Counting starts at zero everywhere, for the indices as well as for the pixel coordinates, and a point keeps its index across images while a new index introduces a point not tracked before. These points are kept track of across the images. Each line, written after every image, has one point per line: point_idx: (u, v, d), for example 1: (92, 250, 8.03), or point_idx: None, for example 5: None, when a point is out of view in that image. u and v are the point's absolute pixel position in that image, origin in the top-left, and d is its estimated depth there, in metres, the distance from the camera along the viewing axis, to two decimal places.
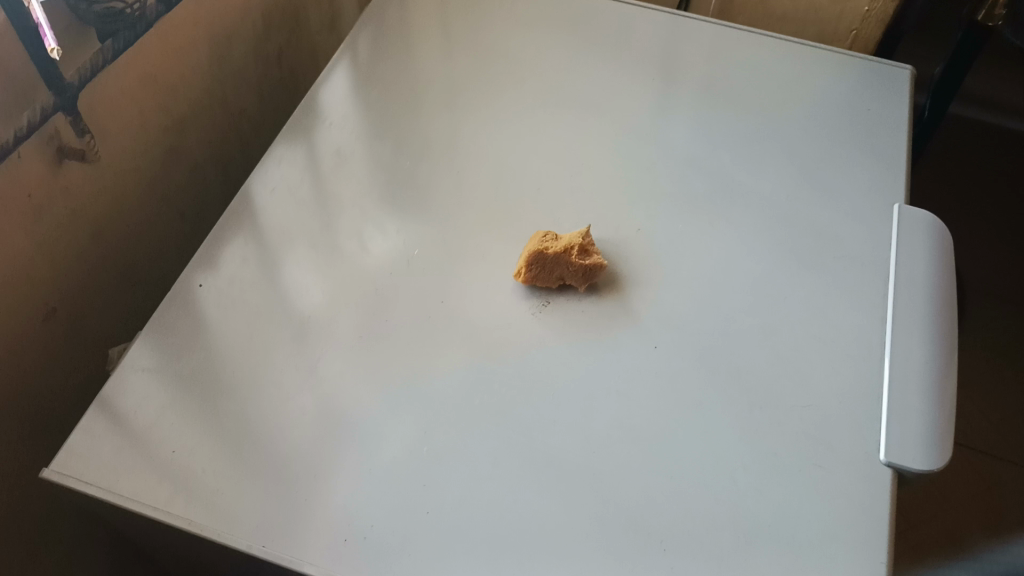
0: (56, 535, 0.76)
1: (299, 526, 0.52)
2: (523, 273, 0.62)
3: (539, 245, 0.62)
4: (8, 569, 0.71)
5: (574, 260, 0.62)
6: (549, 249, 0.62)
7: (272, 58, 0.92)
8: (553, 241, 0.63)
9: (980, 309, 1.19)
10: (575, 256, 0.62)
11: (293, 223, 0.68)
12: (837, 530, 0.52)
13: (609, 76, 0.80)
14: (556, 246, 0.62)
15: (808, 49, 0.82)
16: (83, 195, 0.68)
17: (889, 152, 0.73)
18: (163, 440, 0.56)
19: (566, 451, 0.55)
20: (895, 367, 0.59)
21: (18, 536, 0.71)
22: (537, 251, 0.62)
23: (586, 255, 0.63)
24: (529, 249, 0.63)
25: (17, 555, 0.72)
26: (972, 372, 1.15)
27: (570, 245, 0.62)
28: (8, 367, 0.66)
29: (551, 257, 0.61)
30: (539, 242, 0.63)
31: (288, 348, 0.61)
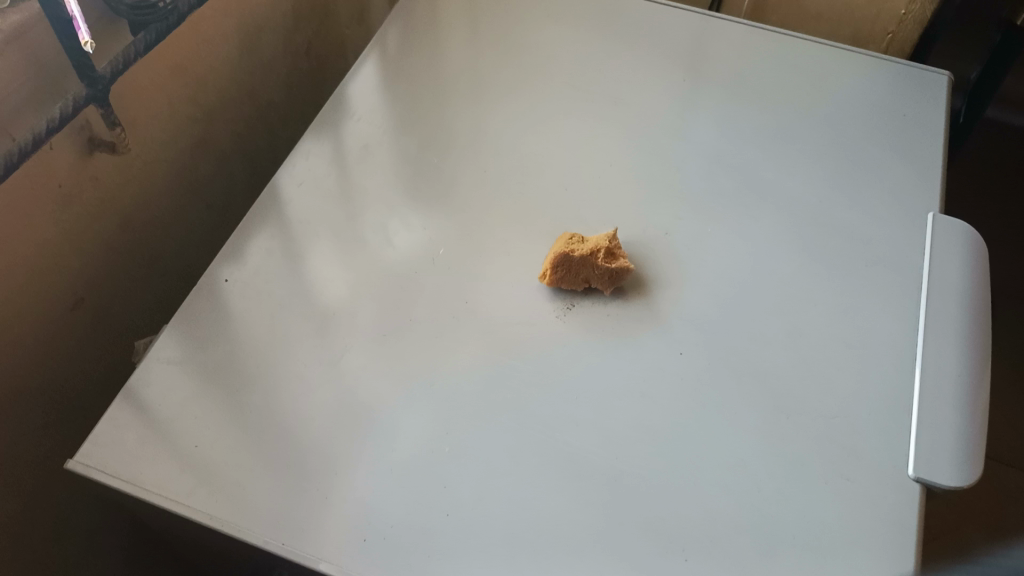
0: (78, 519, 0.77)
1: (316, 522, 0.52)
2: (547, 276, 0.62)
3: (565, 247, 0.62)
4: (31, 552, 0.72)
5: (599, 263, 0.61)
6: (574, 251, 0.61)
7: (300, 49, 0.92)
8: (579, 243, 0.62)
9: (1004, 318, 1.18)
10: (601, 259, 0.61)
11: (318, 217, 0.68)
12: (861, 542, 0.51)
13: (638, 74, 0.79)
14: (582, 248, 0.61)
15: (842, 50, 0.81)
16: (111, 184, 0.69)
17: (924, 157, 0.71)
18: (185, 432, 0.56)
19: (586, 454, 0.55)
20: (926, 380, 0.58)
21: (41, 519, 0.72)
22: (563, 252, 0.61)
23: (612, 258, 0.62)
24: (554, 251, 0.62)
25: (39, 538, 0.73)
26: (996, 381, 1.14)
27: (596, 248, 0.61)
28: (35, 353, 0.66)
29: (576, 259, 0.61)
30: (564, 244, 0.62)
31: (310, 342, 0.61)
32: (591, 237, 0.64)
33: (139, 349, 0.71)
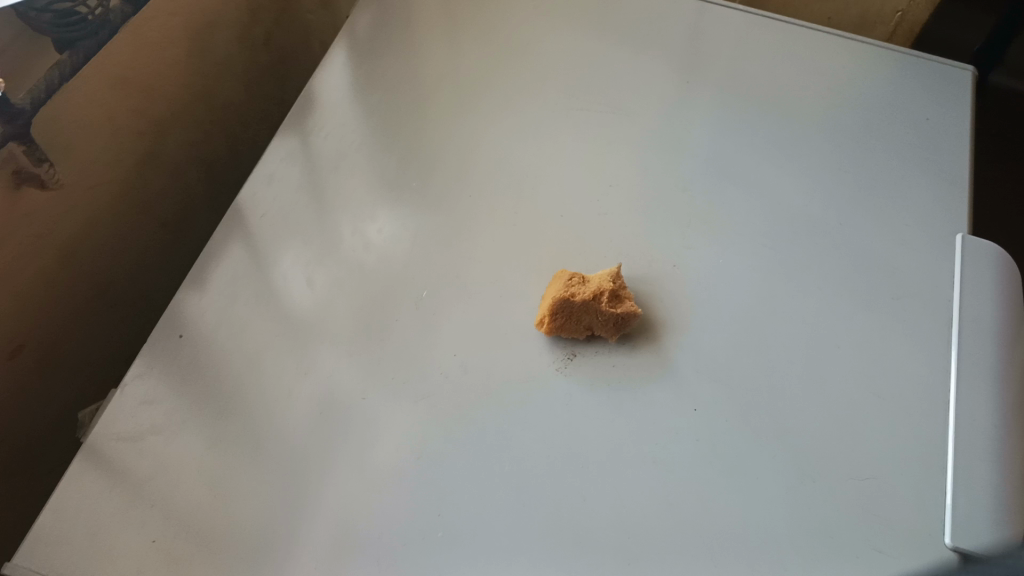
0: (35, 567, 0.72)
1: (306, 535, 0.50)
2: (546, 328, 0.56)
3: (562, 292, 0.56)
4: None
5: (604, 308, 0.55)
6: (575, 295, 0.55)
7: (258, 42, 0.83)
8: (578, 286, 0.56)
9: None
10: (605, 303, 0.55)
11: (287, 248, 0.61)
12: (872, 565, 0.49)
13: (636, 74, 0.72)
14: (583, 291, 0.55)
15: (856, 43, 0.74)
16: (47, 219, 0.61)
17: (953, 169, 0.66)
18: (142, 523, 0.50)
19: (595, 531, 0.50)
20: (962, 434, 0.53)
21: None
22: (561, 297, 0.55)
23: (617, 301, 0.56)
24: (551, 295, 0.56)
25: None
26: None
27: (599, 291, 0.56)
28: None
29: (575, 307, 0.55)
30: (561, 289, 0.56)
31: (282, 404, 0.54)
32: (593, 275, 0.59)
33: (88, 418, 0.65)
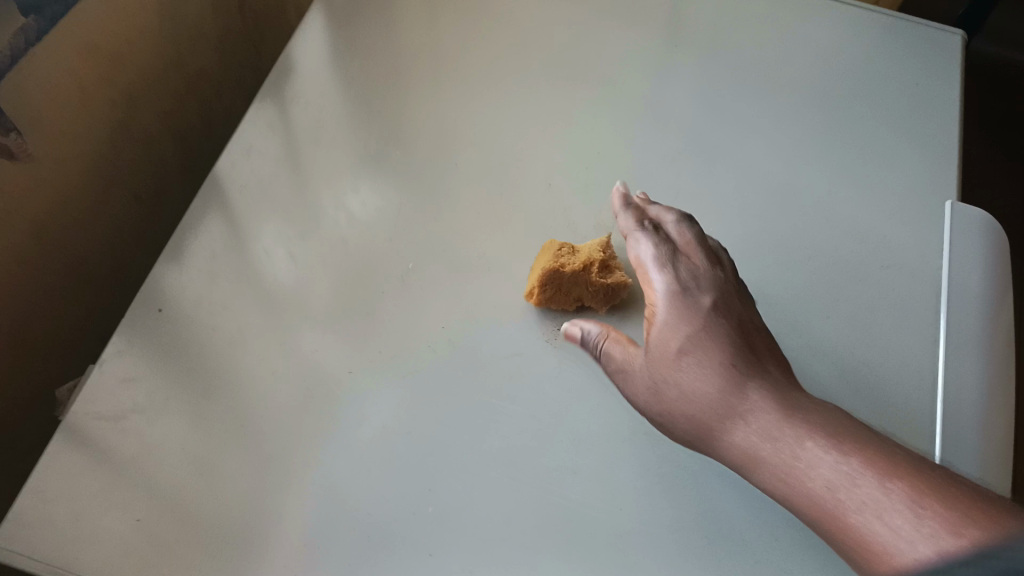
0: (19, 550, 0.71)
1: (294, 516, 0.49)
2: (535, 297, 0.55)
3: (553, 261, 0.55)
4: None
5: (594, 279, 0.55)
6: (565, 266, 0.55)
7: (231, 8, 0.80)
8: (569, 255, 0.56)
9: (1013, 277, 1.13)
10: (595, 274, 0.55)
11: (266, 223, 0.60)
12: None
13: (621, 40, 0.71)
14: (573, 262, 0.55)
15: (843, 10, 0.73)
16: (16, 193, 0.59)
17: (940, 137, 0.65)
18: (127, 503, 0.49)
19: (588, 507, 0.49)
20: (951, 405, 0.53)
21: None
22: (551, 268, 0.55)
23: (607, 272, 0.56)
24: (540, 266, 0.55)
25: None
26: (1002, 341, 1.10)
27: (590, 262, 0.55)
28: None
29: (566, 278, 0.55)
30: (552, 257, 0.55)
31: (265, 382, 0.53)
32: (582, 245, 0.58)
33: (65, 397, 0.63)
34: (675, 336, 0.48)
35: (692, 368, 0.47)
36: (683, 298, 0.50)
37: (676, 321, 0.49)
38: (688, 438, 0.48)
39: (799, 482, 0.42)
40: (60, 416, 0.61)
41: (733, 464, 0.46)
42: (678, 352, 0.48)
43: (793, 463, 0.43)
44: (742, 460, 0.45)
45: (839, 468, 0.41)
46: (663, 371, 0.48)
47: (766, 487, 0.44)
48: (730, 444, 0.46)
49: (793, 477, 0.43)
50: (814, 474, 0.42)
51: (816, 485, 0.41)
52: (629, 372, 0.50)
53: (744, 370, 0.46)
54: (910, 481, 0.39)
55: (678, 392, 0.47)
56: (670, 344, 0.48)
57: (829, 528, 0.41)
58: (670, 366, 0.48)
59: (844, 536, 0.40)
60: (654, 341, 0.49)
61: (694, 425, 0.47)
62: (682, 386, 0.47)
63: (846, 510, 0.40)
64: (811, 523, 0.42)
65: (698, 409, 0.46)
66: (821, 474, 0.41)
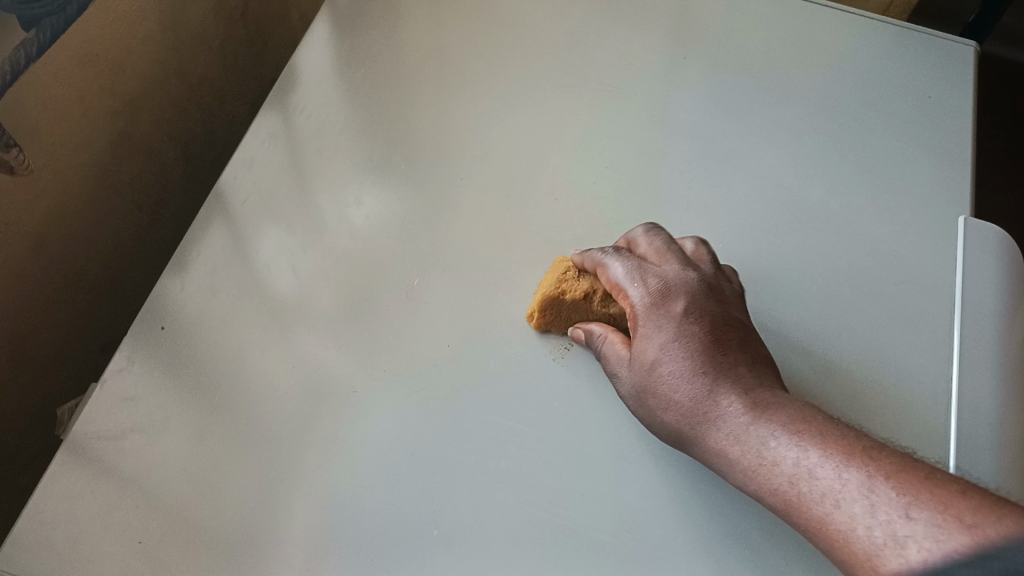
0: None
1: (292, 538, 0.48)
2: (535, 323, 0.55)
3: (554, 288, 0.54)
4: None
5: (595, 307, 0.55)
6: (566, 294, 0.54)
7: (234, 15, 0.79)
8: (571, 280, 0.55)
9: None
10: (596, 302, 0.55)
11: (268, 235, 0.59)
12: None
13: (628, 49, 0.70)
14: (575, 290, 0.54)
15: (853, 18, 0.72)
16: (15, 205, 0.58)
17: (954, 149, 0.64)
18: (128, 521, 0.48)
19: (596, 530, 0.49)
20: (967, 424, 0.52)
21: None
22: (551, 295, 0.54)
23: (611, 298, 0.56)
24: (542, 290, 0.55)
25: None
26: None
27: (593, 289, 0.55)
28: None
29: (566, 306, 0.54)
30: (554, 283, 0.55)
31: (267, 399, 0.52)
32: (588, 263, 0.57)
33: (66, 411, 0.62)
34: (650, 346, 0.48)
35: (667, 375, 0.47)
36: (657, 306, 0.49)
37: (651, 330, 0.48)
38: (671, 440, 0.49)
39: (773, 487, 0.43)
40: (61, 431, 0.61)
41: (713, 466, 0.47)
42: (653, 364, 0.48)
43: (767, 468, 0.44)
44: (719, 465, 0.46)
45: (810, 473, 0.42)
46: (643, 380, 0.48)
47: (739, 487, 0.45)
48: (706, 446, 0.46)
49: (766, 480, 0.44)
50: (788, 480, 0.43)
51: (790, 490, 0.43)
52: (617, 378, 0.51)
53: (716, 376, 0.47)
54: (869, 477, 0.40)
55: (656, 403, 0.48)
56: (646, 353, 0.48)
57: (797, 520, 0.42)
58: (647, 377, 0.48)
59: (816, 535, 0.42)
60: (634, 350, 0.49)
61: (672, 430, 0.48)
62: (659, 394, 0.47)
63: (821, 512, 0.41)
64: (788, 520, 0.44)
65: (675, 417, 0.47)
66: (795, 480, 0.42)
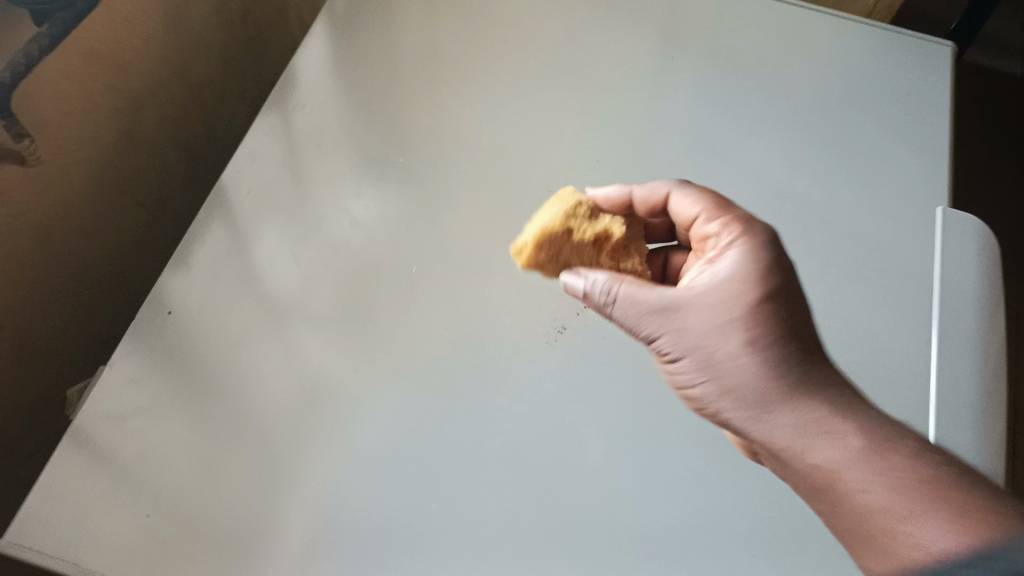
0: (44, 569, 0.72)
1: (288, 519, 0.50)
2: (533, 256, 0.54)
3: (563, 223, 0.53)
4: None
5: (602, 259, 0.54)
6: (575, 232, 0.53)
7: (235, 17, 0.81)
8: (583, 219, 0.54)
9: None
10: (605, 253, 0.54)
11: (269, 227, 0.61)
12: None
13: (620, 48, 0.72)
14: (586, 231, 0.53)
15: (837, 19, 0.74)
16: (24, 198, 0.59)
17: (933, 143, 0.67)
18: (137, 493, 0.50)
19: (589, 505, 0.51)
20: (944, 403, 0.55)
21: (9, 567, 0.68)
22: (559, 228, 0.53)
23: (622, 255, 0.54)
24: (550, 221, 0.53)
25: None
26: None
27: (607, 238, 0.53)
28: None
29: (569, 246, 0.53)
30: (563, 218, 0.53)
31: (268, 385, 0.54)
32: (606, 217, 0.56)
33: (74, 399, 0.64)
34: (749, 298, 0.46)
35: (731, 349, 0.45)
36: (762, 265, 0.47)
37: (754, 283, 0.46)
38: (715, 396, 0.46)
39: (851, 467, 0.42)
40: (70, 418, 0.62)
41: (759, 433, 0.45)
42: (748, 317, 0.45)
43: (854, 447, 0.42)
44: (778, 433, 0.44)
45: (902, 460, 0.41)
46: (723, 329, 0.45)
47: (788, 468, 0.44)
48: (755, 423, 0.45)
49: (846, 459, 0.42)
50: (875, 463, 0.41)
51: (871, 477, 0.41)
52: (675, 316, 0.46)
53: (797, 358, 0.45)
54: (958, 475, 0.41)
55: (720, 361, 0.45)
56: (721, 310, 0.46)
57: (843, 510, 0.42)
58: (717, 333, 0.45)
59: (872, 521, 0.41)
60: (718, 296, 0.46)
61: (738, 386, 0.45)
62: (738, 347, 0.45)
63: (902, 500, 0.40)
64: (833, 500, 0.42)
65: (750, 373, 0.45)
66: (883, 463, 0.41)
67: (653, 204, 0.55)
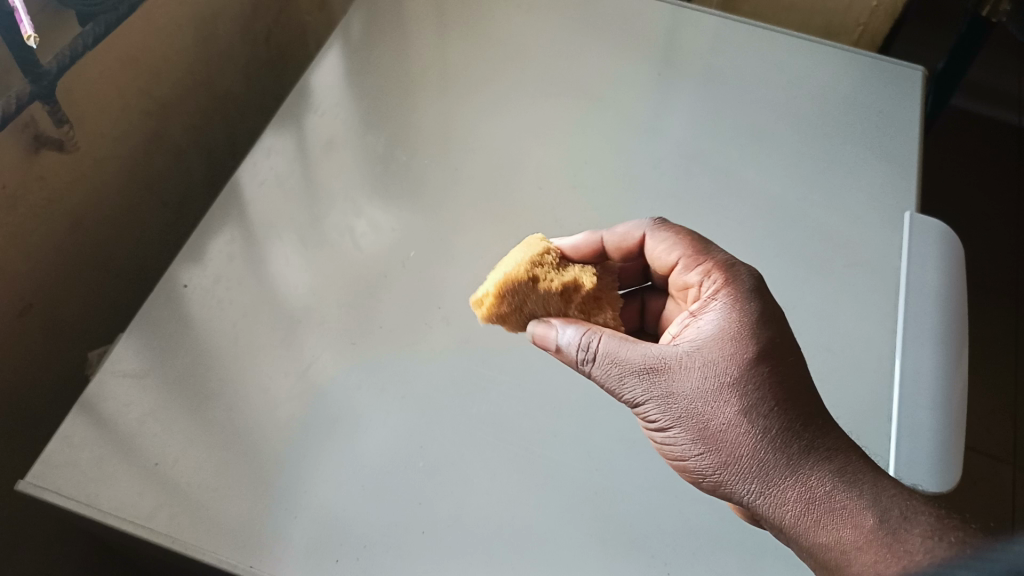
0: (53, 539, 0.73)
1: (289, 495, 0.52)
2: (493, 304, 0.53)
3: (527, 269, 0.53)
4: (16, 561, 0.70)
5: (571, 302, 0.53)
6: (541, 280, 0.52)
7: (259, 37, 0.88)
8: (550, 266, 0.53)
9: (999, 309, 1.17)
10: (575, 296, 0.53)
11: (282, 217, 0.65)
12: None
13: (613, 66, 0.77)
14: (551, 279, 0.52)
15: (815, 43, 0.80)
16: (60, 185, 0.65)
17: (901, 155, 0.72)
18: (148, 449, 0.54)
19: (568, 468, 0.55)
20: (906, 385, 0.58)
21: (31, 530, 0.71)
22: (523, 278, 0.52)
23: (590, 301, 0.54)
24: (513, 272, 0.53)
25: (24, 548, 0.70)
26: (996, 369, 1.13)
27: (573, 282, 0.53)
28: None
29: (535, 297, 0.52)
30: (528, 265, 0.53)
31: (274, 353, 0.58)
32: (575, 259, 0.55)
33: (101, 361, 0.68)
34: (736, 355, 0.46)
35: (719, 420, 0.45)
36: (746, 320, 0.47)
37: (743, 337, 0.46)
38: (702, 457, 0.46)
39: (833, 518, 0.42)
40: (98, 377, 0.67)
41: (745, 492, 0.46)
42: (734, 383, 0.45)
43: (836, 501, 0.43)
44: (763, 499, 0.45)
45: (881, 510, 0.42)
46: (709, 390, 0.45)
47: (776, 529, 0.45)
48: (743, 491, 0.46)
49: (828, 512, 0.43)
50: (856, 515, 0.42)
51: (849, 530, 0.42)
52: (662, 377, 0.47)
53: (787, 421, 0.45)
54: (931, 519, 0.41)
55: (708, 431, 0.46)
56: (705, 377, 0.46)
57: (825, 567, 0.43)
58: (703, 402, 0.46)
59: (853, 571, 0.41)
60: (707, 352, 0.46)
61: (730, 447, 0.45)
62: (725, 409, 0.45)
63: (883, 552, 0.41)
64: (817, 551, 0.43)
65: (736, 434, 0.45)
66: (864, 515, 0.42)
67: (627, 249, 0.55)
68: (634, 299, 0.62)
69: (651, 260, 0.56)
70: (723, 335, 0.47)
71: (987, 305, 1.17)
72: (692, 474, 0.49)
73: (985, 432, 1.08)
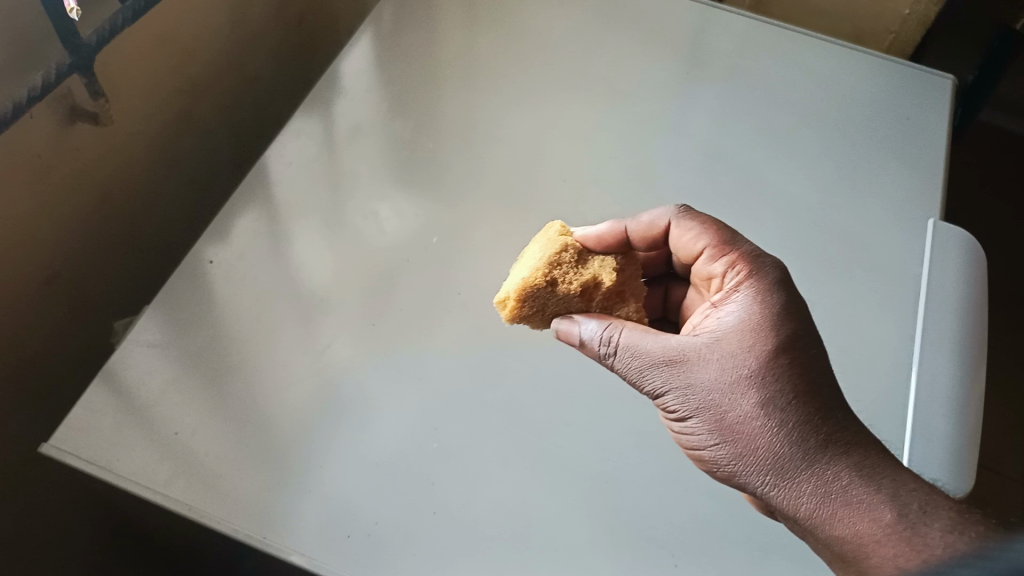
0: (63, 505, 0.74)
1: (305, 469, 0.53)
2: (514, 307, 0.53)
3: (545, 272, 0.52)
4: (29, 524, 0.71)
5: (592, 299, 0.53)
6: (559, 283, 0.52)
7: (290, 22, 0.89)
8: (568, 265, 0.53)
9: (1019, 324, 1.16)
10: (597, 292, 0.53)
11: (307, 200, 0.66)
12: None
13: (640, 63, 0.78)
14: (570, 282, 0.52)
15: (845, 48, 0.79)
16: (91, 158, 0.66)
17: (926, 162, 0.71)
18: (166, 419, 0.55)
19: (580, 458, 0.55)
20: (922, 391, 0.58)
21: (43, 495, 0.72)
22: (541, 283, 0.52)
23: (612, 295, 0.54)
24: (530, 276, 0.52)
25: (35, 512, 0.71)
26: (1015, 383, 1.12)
27: (592, 281, 0.53)
28: (23, 333, 0.65)
29: (554, 299, 0.52)
30: (545, 266, 0.52)
31: (294, 332, 0.59)
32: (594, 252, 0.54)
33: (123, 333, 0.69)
34: (757, 349, 0.46)
35: (737, 412, 0.45)
36: (767, 312, 0.47)
37: (763, 330, 0.47)
38: (719, 448, 0.47)
39: (850, 512, 0.43)
40: None
41: (759, 484, 0.46)
42: (754, 377, 0.45)
43: (853, 495, 0.43)
44: (780, 491, 0.45)
45: (901, 505, 0.42)
46: (727, 381, 0.46)
47: (791, 521, 0.46)
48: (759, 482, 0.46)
49: (845, 505, 0.43)
50: (874, 509, 0.42)
51: (867, 523, 0.42)
52: (682, 368, 0.47)
53: (805, 415, 0.45)
54: (951, 514, 0.42)
55: (726, 423, 0.46)
56: (727, 369, 0.46)
57: (841, 559, 0.44)
58: (723, 394, 0.46)
59: (868, 563, 0.42)
60: (728, 346, 0.47)
61: (748, 439, 0.45)
62: (744, 401, 0.45)
63: (903, 545, 0.41)
64: (834, 544, 0.44)
65: (753, 426, 0.45)
66: (882, 509, 0.42)
67: (652, 234, 0.55)
68: (657, 287, 0.63)
69: (675, 247, 0.56)
70: (745, 327, 0.47)
71: (1008, 319, 1.16)
72: (708, 464, 0.49)
73: (1000, 446, 1.07)
